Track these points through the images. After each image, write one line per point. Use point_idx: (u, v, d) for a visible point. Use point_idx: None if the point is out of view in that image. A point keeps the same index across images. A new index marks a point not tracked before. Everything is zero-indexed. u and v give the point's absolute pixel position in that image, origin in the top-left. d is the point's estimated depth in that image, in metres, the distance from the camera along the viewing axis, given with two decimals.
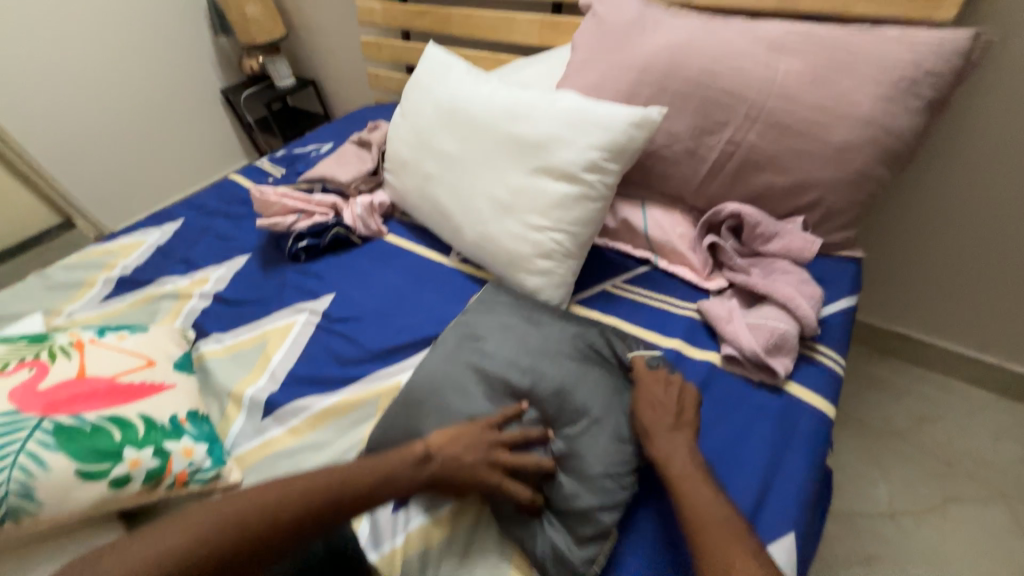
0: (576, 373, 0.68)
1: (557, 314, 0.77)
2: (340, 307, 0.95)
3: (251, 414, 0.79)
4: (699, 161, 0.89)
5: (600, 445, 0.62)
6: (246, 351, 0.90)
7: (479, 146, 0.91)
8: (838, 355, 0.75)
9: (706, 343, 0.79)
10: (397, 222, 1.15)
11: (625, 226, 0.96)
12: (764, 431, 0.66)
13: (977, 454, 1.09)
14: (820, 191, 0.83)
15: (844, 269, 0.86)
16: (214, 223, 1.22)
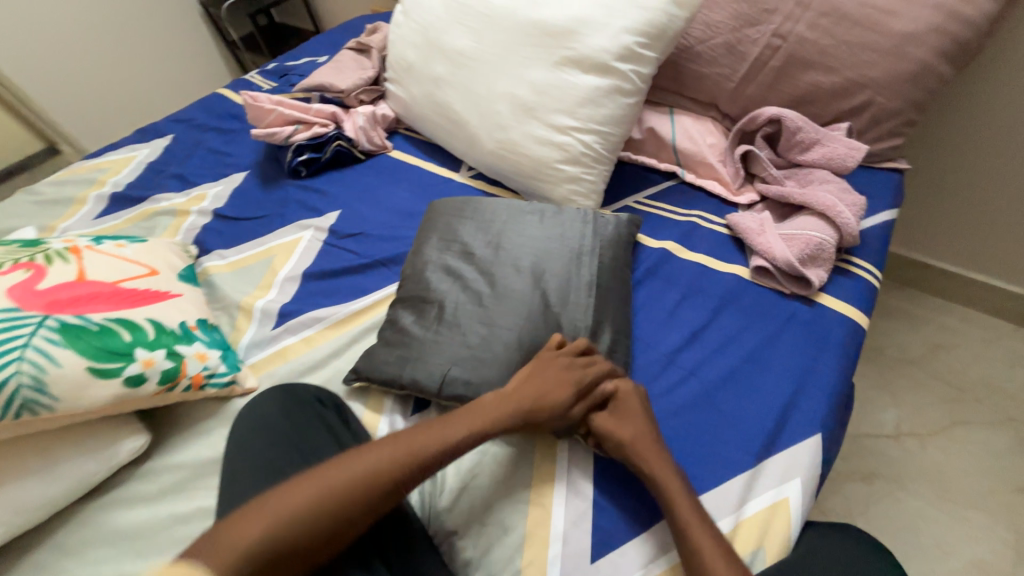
0: (546, 312, 0.65)
1: (596, 262, 0.70)
2: (347, 224, 0.91)
3: (263, 324, 0.77)
4: (738, 59, 0.81)
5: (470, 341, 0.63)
6: (252, 265, 0.86)
7: (497, 39, 0.82)
8: (874, 267, 0.72)
9: (734, 258, 0.75)
10: (402, 137, 1.07)
11: (651, 136, 0.89)
12: (795, 339, 0.65)
13: (988, 380, 1.10)
14: (871, 91, 0.76)
15: (886, 182, 0.81)
16: (207, 139, 1.14)
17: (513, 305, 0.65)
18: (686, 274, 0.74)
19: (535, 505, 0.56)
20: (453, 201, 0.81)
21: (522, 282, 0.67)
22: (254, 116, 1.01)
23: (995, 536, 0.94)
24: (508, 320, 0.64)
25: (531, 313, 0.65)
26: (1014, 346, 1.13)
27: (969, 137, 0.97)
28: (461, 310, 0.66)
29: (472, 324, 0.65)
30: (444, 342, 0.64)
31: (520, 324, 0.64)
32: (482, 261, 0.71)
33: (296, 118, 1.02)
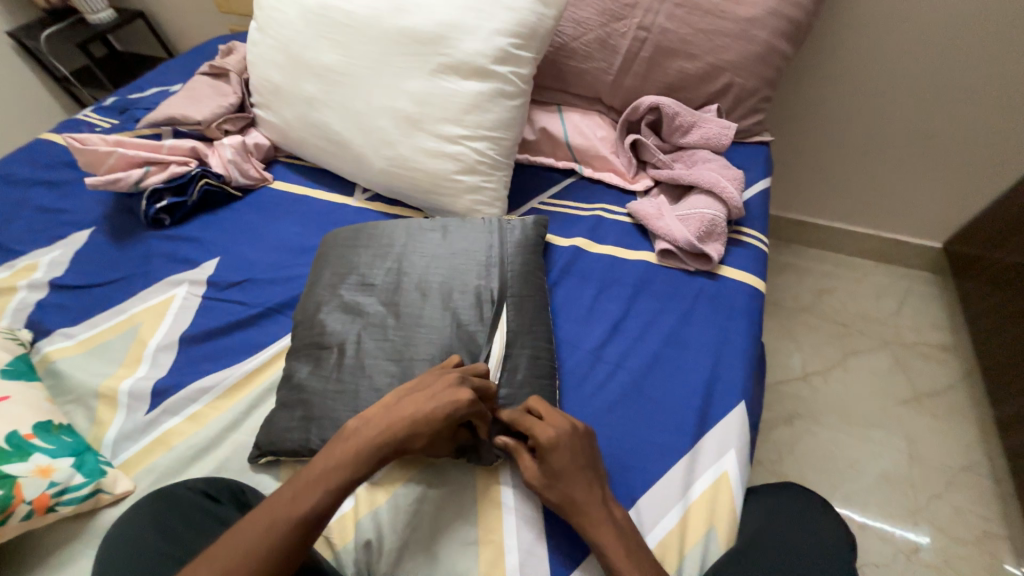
0: (459, 335, 0.61)
1: (503, 277, 0.66)
2: (228, 272, 0.79)
3: (133, 410, 0.63)
4: (611, 52, 0.83)
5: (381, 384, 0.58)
6: (110, 340, 0.72)
7: (366, 51, 0.76)
8: (761, 234, 0.77)
9: (641, 244, 0.77)
10: (283, 165, 0.97)
11: (545, 136, 0.89)
12: (706, 315, 0.67)
13: (864, 313, 1.26)
14: (730, 74, 0.82)
15: (756, 154, 0.88)
16: (32, 196, 0.94)
17: (423, 336, 0.61)
18: (598, 268, 0.74)
19: (485, 545, 0.51)
20: (349, 231, 0.73)
21: (430, 309, 0.63)
22: (87, 162, 0.84)
23: (894, 447, 1.07)
24: (420, 352, 0.60)
25: (444, 340, 0.60)
26: (877, 279, 1.30)
27: (814, 106, 1.11)
28: (368, 352, 0.60)
29: (380, 364, 0.59)
30: (353, 391, 0.58)
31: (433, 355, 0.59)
32: (384, 293, 0.65)
33: (145, 158, 0.87)
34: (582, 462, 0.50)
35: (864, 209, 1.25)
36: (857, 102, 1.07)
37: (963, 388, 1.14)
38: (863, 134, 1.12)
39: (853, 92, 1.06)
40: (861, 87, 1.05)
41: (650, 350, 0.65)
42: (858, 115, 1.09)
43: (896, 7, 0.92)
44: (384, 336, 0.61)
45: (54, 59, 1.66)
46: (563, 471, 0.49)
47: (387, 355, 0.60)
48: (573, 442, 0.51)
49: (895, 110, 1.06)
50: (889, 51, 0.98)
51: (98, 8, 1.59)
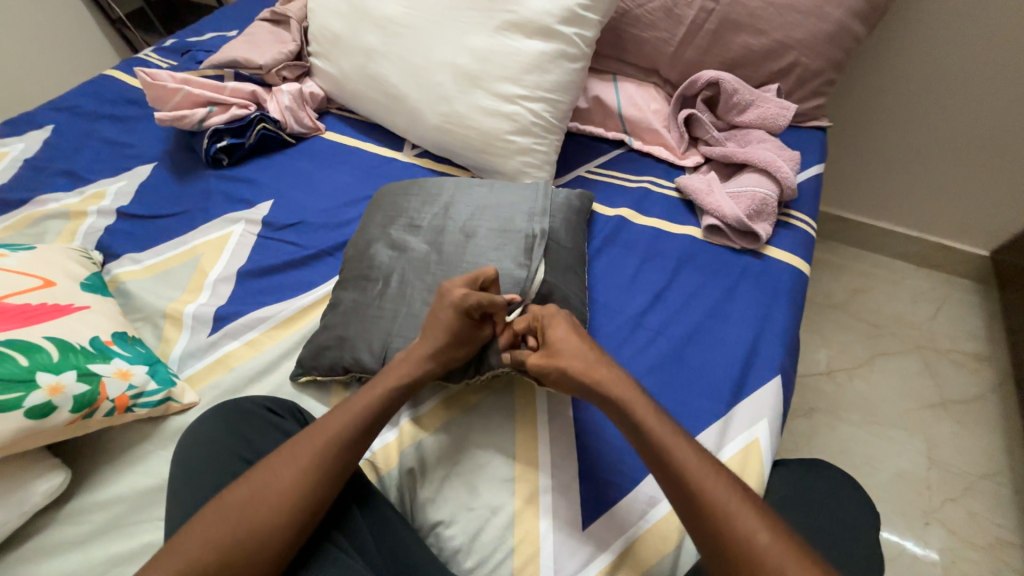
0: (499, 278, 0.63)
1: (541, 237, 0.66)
2: (282, 214, 0.82)
3: (196, 331, 0.68)
4: (675, 22, 0.81)
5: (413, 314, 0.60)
6: (174, 268, 0.76)
7: (432, 3, 0.77)
8: (810, 218, 0.76)
9: (686, 219, 0.77)
10: (335, 117, 0.99)
11: (597, 105, 0.89)
12: (749, 292, 0.68)
13: (898, 316, 1.24)
14: (796, 53, 0.80)
15: (811, 140, 0.86)
16: (99, 128, 0.99)
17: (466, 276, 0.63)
18: (642, 239, 0.75)
19: (522, 482, 0.54)
20: (401, 183, 0.75)
21: (473, 252, 0.65)
22: (155, 97, 0.88)
23: (913, 449, 1.07)
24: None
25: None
26: (916, 283, 1.28)
27: (875, 96, 1.07)
28: (408, 286, 0.63)
29: (420, 298, 0.61)
30: (390, 316, 0.61)
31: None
32: (429, 234, 0.67)
33: (209, 98, 0.89)
34: (578, 335, 0.55)
35: (912, 209, 1.22)
36: (921, 95, 1.03)
37: (993, 399, 1.12)
38: (923, 130, 1.08)
39: (919, 83, 1.02)
40: (928, 79, 1.01)
41: (688, 320, 0.66)
42: (920, 109, 1.05)
43: None
44: (426, 272, 0.64)
45: (111, 1, 1.71)
46: (559, 342, 0.54)
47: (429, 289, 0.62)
48: (563, 322, 0.56)
49: (962, 106, 1.01)
50: (964, 42, 0.94)
51: None
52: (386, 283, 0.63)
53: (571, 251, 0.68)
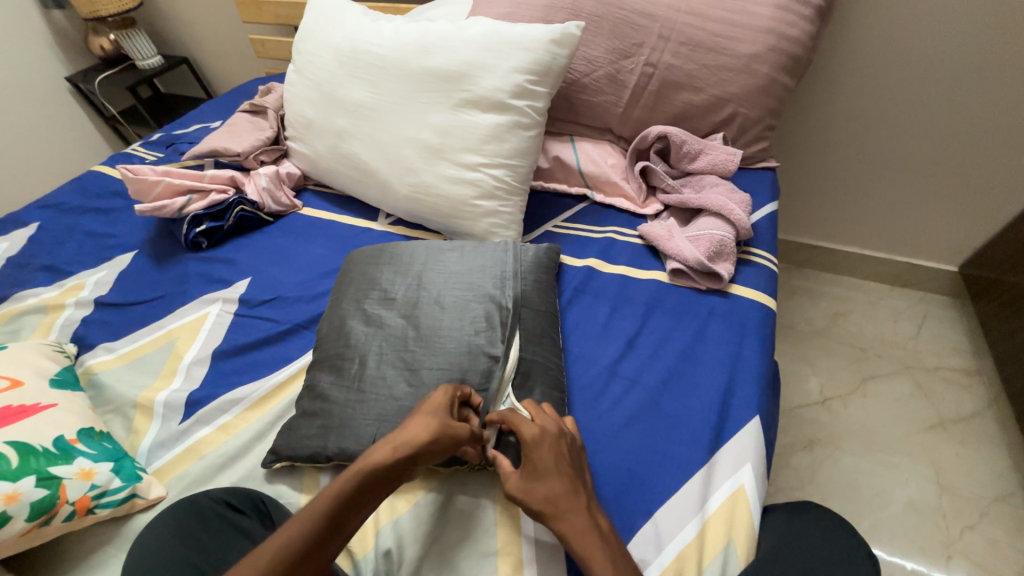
0: (476, 343, 0.63)
1: (515, 302, 0.68)
2: (258, 290, 0.84)
3: (167, 420, 0.67)
4: (621, 87, 0.88)
5: (392, 391, 0.60)
6: (149, 354, 0.76)
7: (394, 88, 0.83)
8: (770, 254, 0.79)
9: (652, 264, 0.80)
10: (312, 193, 1.03)
11: (558, 164, 0.94)
12: (718, 331, 0.69)
13: (882, 337, 1.25)
14: (734, 105, 0.87)
15: (762, 180, 0.92)
16: (83, 222, 1.02)
17: (443, 348, 0.63)
18: (611, 287, 0.77)
19: (505, 555, 0.52)
20: (370, 250, 0.78)
21: (448, 323, 0.66)
22: (136, 190, 0.91)
23: (920, 475, 1.04)
24: (440, 362, 0.62)
25: (463, 351, 0.63)
26: (893, 303, 1.30)
27: (819, 134, 1.15)
28: (385, 363, 0.63)
29: (396, 374, 0.62)
30: (371, 400, 0.60)
31: (452, 364, 0.62)
32: (404, 307, 0.69)
33: (188, 187, 0.93)
34: (564, 461, 0.51)
35: (875, 233, 1.27)
36: (861, 130, 1.11)
37: (991, 414, 1.11)
38: (869, 161, 1.15)
39: (856, 120, 1.10)
40: (863, 116, 1.09)
41: (661, 367, 0.66)
42: (863, 142, 1.12)
43: (891, 42, 0.97)
44: (403, 347, 0.64)
45: (105, 100, 1.82)
46: (540, 473, 0.49)
47: (406, 364, 0.62)
48: (551, 446, 0.51)
49: (900, 137, 1.09)
50: (889, 82, 1.02)
51: (148, 54, 1.74)
52: (363, 361, 0.64)
53: (542, 308, 0.70)
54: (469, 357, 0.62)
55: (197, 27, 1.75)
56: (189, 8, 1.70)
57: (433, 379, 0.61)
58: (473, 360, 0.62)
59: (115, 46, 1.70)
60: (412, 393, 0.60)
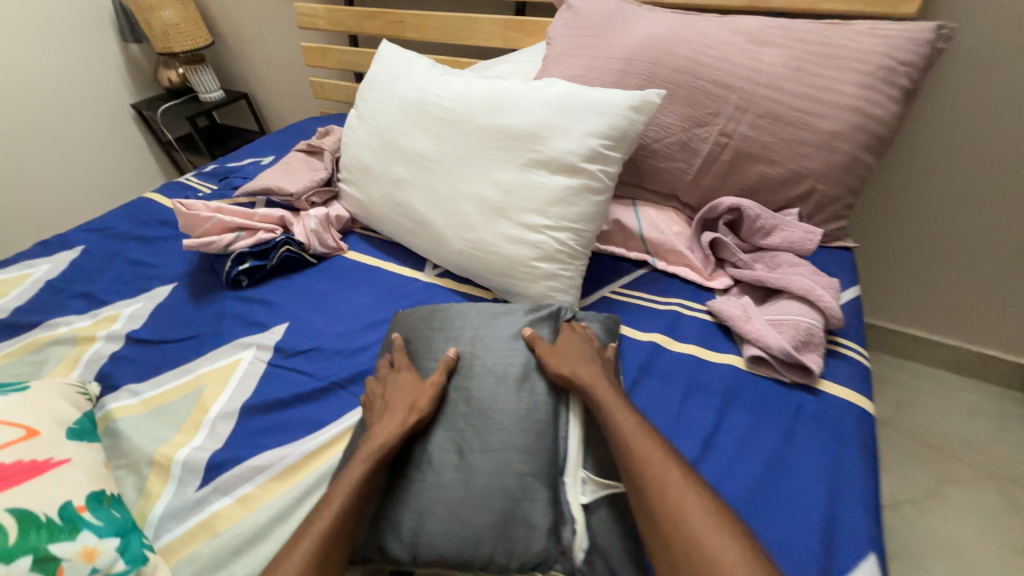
0: (533, 421, 0.57)
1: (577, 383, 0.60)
2: (297, 338, 0.79)
3: (184, 484, 0.60)
4: (692, 155, 0.84)
5: (440, 483, 0.53)
6: (173, 402, 0.70)
7: (458, 142, 0.81)
8: (859, 346, 0.71)
9: (725, 346, 0.72)
10: (358, 236, 1.01)
11: (618, 227, 0.89)
12: (813, 436, 0.60)
13: (958, 435, 1.12)
14: (813, 181, 0.82)
15: (839, 261, 0.85)
16: (127, 249, 1.01)
17: (497, 426, 0.56)
18: (684, 371, 0.69)
19: None
20: (417, 308, 0.73)
21: (501, 392, 0.59)
22: (186, 224, 0.89)
23: None
24: (495, 444, 0.55)
25: (520, 431, 0.56)
26: (966, 397, 1.19)
27: (888, 212, 1.09)
28: (433, 440, 0.56)
29: (446, 456, 0.55)
30: (416, 492, 0.53)
31: (507, 448, 0.54)
32: (455, 375, 0.63)
33: (237, 224, 0.91)
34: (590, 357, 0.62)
35: (944, 319, 1.18)
36: (937, 210, 1.04)
37: None
38: (943, 243, 1.08)
39: (930, 200, 1.04)
40: (939, 197, 1.03)
41: (749, 474, 0.57)
42: (937, 223, 1.06)
43: (974, 126, 0.93)
44: (454, 421, 0.58)
45: (164, 128, 1.90)
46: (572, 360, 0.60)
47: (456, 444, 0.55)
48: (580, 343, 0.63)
49: (980, 222, 1.02)
50: (970, 165, 0.97)
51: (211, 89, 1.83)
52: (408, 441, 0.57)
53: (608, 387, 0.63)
54: (527, 437, 0.55)
55: (262, 68, 1.85)
56: (257, 50, 1.80)
57: (485, 466, 0.53)
58: (530, 444, 0.55)
59: (182, 79, 1.79)
60: (464, 483, 0.52)
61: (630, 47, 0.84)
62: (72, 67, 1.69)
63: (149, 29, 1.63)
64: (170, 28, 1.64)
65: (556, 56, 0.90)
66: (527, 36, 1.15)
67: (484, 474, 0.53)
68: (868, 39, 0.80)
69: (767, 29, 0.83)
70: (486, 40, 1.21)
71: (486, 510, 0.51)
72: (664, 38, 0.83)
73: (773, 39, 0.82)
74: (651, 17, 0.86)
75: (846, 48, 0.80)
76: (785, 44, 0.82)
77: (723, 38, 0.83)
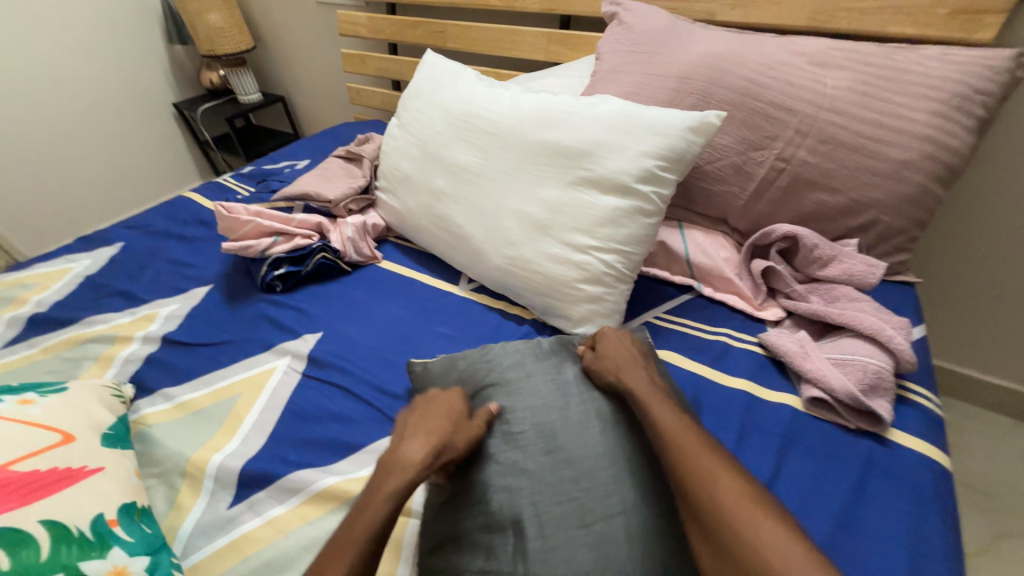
0: (642, 470, 0.51)
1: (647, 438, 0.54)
2: (330, 349, 0.77)
3: (214, 498, 0.58)
4: (745, 178, 0.81)
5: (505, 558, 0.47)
6: (205, 409, 0.69)
7: (504, 156, 0.79)
8: (929, 391, 0.66)
9: (780, 384, 0.68)
10: (392, 245, 1.00)
11: (663, 250, 0.86)
12: (885, 491, 0.55)
13: (1014, 486, 1.05)
14: (876, 211, 0.78)
15: (899, 296, 0.80)
16: (165, 248, 1.01)
17: (611, 484, 0.50)
18: (735, 410, 0.65)
19: None
20: (442, 359, 0.68)
21: (600, 442, 0.54)
22: (225, 227, 0.89)
23: None
24: (620, 504, 0.49)
25: (640, 483, 0.50)
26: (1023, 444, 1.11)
27: (947, 244, 1.03)
28: (547, 519, 0.49)
29: (571, 535, 0.47)
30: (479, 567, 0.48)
31: (636, 504, 0.49)
32: (537, 438, 0.55)
33: (275, 229, 0.90)
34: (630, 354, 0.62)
35: (1002, 360, 1.10)
36: (1002, 246, 0.98)
37: None
38: (1006, 280, 1.01)
39: (995, 235, 0.98)
40: (1005, 231, 0.97)
41: (817, 531, 0.53)
42: (1002, 260, 1.00)
43: None
44: (563, 492, 0.50)
45: (203, 127, 1.94)
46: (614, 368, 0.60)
47: (576, 516, 0.48)
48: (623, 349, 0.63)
49: None
50: None
51: (250, 91, 1.87)
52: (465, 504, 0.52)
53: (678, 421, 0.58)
54: (651, 489, 0.50)
55: (300, 72, 1.87)
56: (297, 55, 1.83)
57: (622, 534, 0.47)
58: (657, 495, 0.50)
59: (223, 80, 1.83)
60: (604, 563, 0.45)
61: (684, 64, 0.81)
62: (120, 66, 1.74)
63: (195, 32, 1.67)
64: (216, 32, 1.67)
65: (605, 71, 0.88)
66: (571, 50, 1.13)
67: (622, 542, 0.47)
68: (943, 65, 0.76)
69: (831, 51, 0.80)
70: (528, 52, 1.19)
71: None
72: (721, 56, 0.80)
73: (838, 61, 0.79)
74: (707, 35, 0.83)
75: (918, 73, 0.75)
76: (850, 67, 0.78)
77: (784, 59, 0.79)
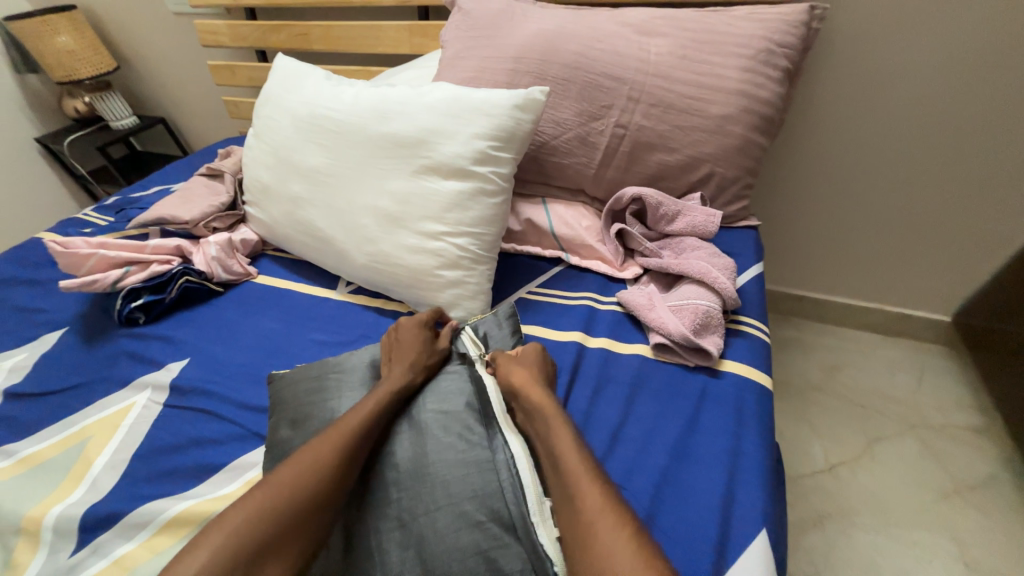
0: (466, 466, 0.55)
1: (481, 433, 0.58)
2: (196, 373, 0.74)
3: (56, 549, 0.56)
4: (591, 148, 0.85)
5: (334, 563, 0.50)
6: (51, 460, 0.65)
7: (352, 153, 0.78)
8: (760, 321, 0.73)
9: (634, 336, 0.73)
10: (269, 258, 0.97)
11: (530, 227, 0.89)
12: (713, 418, 0.61)
13: (883, 392, 1.18)
14: (710, 164, 0.84)
15: (744, 239, 0.88)
16: (12, 295, 0.93)
17: (437, 481, 0.54)
18: (593, 366, 0.69)
19: None
20: (299, 367, 0.68)
21: (430, 444, 0.57)
22: (67, 264, 0.82)
23: (944, 553, 0.93)
24: (439, 501, 0.52)
25: (462, 478, 0.54)
26: (889, 354, 1.24)
27: (798, 186, 1.13)
28: (371, 518, 0.52)
29: (389, 534, 0.51)
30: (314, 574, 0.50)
31: (455, 500, 0.52)
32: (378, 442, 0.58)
33: (126, 259, 0.85)
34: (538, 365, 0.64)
35: (861, 283, 1.23)
36: (839, 182, 1.10)
37: (1008, 478, 1.01)
38: (850, 211, 1.13)
39: (832, 173, 1.09)
40: (839, 168, 1.08)
41: (654, 468, 0.57)
42: (843, 194, 1.11)
43: (859, 100, 0.98)
44: (385, 495, 0.54)
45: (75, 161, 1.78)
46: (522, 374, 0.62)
47: (394, 517, 0.52)
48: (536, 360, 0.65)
49: (877, 189, 1.08)
50: (860, 137, 1.02)
51: (122, 115, 1.72)
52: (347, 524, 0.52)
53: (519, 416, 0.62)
54: (472, 483, 0.54)
55: (174, 90, 1.76)
56: (166, 71, 1.71)
57: (435, 527, 0.51)
58: (477, 488, 0.53)
59: (89, 108, 1.68)
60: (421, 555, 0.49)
61: (520, 44, 0.84)
62: None
63: (42, 57, 1.52)
64: (66, 55, 1.53)
65: (450, 58, 0.89)
66: (432, 41, 1.13)
67: (437, 535, 0.50)
68: (748, 23, 0.82)
69: (653, 19, 0.84)
70: (392, 45, 1.18)
71: (461, 571, 0.48)
72: (553, 33, 0.83)
73: (659, 28, 0.83)
74: (540, 14, 0.86)
75: (727, 32, 0.82)
76: (670, 32, 0.83)
77: (611, 30, 0.83)
